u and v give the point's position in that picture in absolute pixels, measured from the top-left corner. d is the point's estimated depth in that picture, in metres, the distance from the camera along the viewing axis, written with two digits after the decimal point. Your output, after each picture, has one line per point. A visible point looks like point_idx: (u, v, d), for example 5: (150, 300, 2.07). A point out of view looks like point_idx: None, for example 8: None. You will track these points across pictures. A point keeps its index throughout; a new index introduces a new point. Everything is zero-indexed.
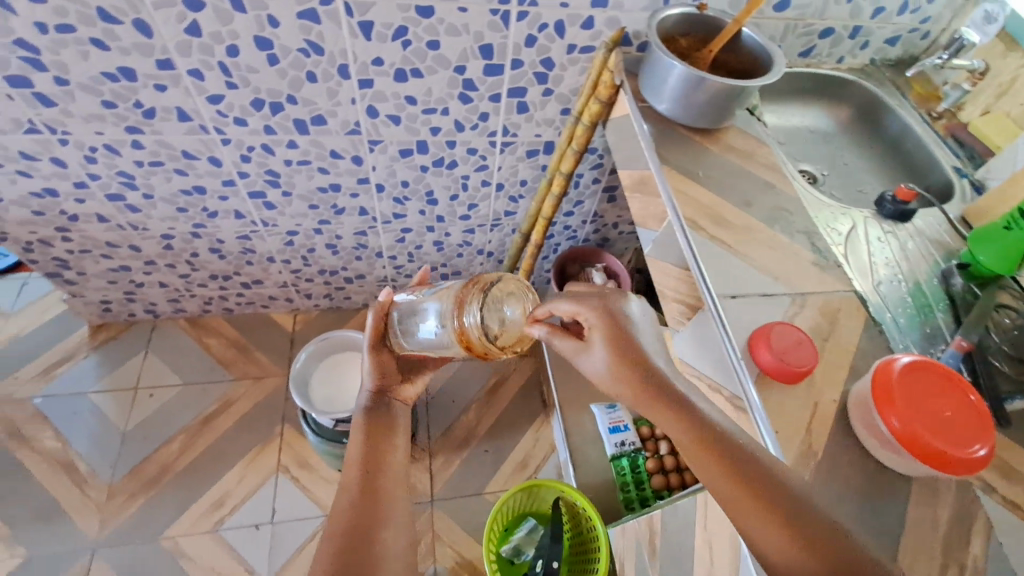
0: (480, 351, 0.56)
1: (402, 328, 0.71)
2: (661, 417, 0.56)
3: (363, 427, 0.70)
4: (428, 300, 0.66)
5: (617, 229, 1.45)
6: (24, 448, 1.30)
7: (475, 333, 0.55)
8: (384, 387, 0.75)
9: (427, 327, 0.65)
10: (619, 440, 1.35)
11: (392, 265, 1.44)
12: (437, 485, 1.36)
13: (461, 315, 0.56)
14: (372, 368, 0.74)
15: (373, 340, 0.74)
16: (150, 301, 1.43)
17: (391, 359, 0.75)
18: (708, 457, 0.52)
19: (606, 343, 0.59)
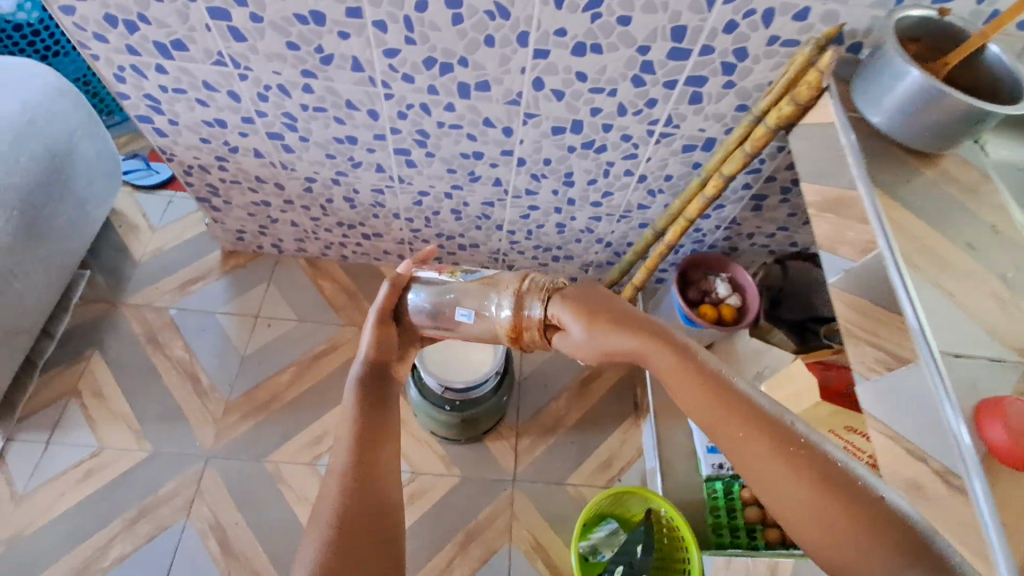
0: (525, 337, 0.72)
1: (420, 307, 0.82)
2: (680, 386, 0.59)
3: (351, 411, 0.66)
4: (465, 290, 0.79)
5: (752, 240, 1.34)
6: (158, 353, 1.43)
7: (530, 326, 0.71)
8: (384, 364, 0.75)
9: (466, 312, 0.78)
10: (716, 462, 1.29)
11: (508, 239, 1.42)
12: (521, 467, 1.38)
13: (523, 310, 0.71)
14: (371, 344, 0.77)
15: (380, 316, 0.80)
16: (279, 237, 1.51)
17: (392, 336, 0.79)
18: (742, 428, 0.55)
19: (582, 323, 0.66)
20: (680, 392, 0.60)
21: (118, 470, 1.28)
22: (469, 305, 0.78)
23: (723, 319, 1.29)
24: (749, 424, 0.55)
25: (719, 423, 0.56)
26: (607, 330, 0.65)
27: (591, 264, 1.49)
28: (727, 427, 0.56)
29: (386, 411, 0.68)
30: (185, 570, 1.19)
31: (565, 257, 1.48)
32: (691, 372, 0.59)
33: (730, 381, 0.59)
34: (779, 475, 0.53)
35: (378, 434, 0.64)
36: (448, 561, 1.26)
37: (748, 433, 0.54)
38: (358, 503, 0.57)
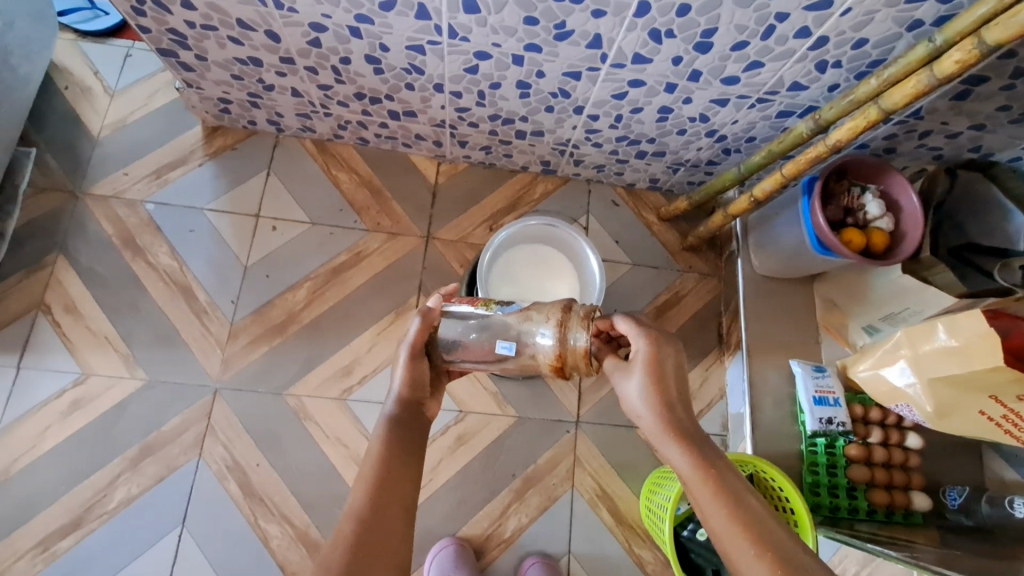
0: (567, 363, 0.68)
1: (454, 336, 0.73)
2: (693, 485, 0.62)
3: (384, 431, 0.67)
4: (500, 319, 0.72)
5: (922, 140, 1.02)
6: (139, 260, 1.14)
7: (576, 357, 0.68)
8: (417, 400, 0.72)
9: (505, 344, 0.71)
10: (824, 415, 1.08)
11: (584, 126, 1.06)
12: (584, 407, 1.16)
13: (567, 337, 0.68)
14: (405, 378, 0.72)
15: (413, 350, 0.72)
16: (277, 110, 1.14)
17: (426, 369, 0.73)
18: (746, 541, 0.57)
19: (652, 356, 0.68)
20: (692, 490, 0.62)
21: (110, 401, 1.07)
22: (509, 335, 0.71)
23: (870, 247, 0.99)
24: (747, 530, 0.58)
25: (724, 530, 0.59)
26: (649, 404, 0.66)
27: (685, 163, 1.14)
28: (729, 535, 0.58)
29: (413, 441, 0.68)
30: (202, 515, 1.03)
31: (654, 153, 1.13)
32: (710, 475, 0.62)
33: (725, 468, 0.63)
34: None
35: (407, 459, 0.66)
36: (502, 508, 1.10)
37: (750, 547, 0.57)
38: (375, 521, 0.59)
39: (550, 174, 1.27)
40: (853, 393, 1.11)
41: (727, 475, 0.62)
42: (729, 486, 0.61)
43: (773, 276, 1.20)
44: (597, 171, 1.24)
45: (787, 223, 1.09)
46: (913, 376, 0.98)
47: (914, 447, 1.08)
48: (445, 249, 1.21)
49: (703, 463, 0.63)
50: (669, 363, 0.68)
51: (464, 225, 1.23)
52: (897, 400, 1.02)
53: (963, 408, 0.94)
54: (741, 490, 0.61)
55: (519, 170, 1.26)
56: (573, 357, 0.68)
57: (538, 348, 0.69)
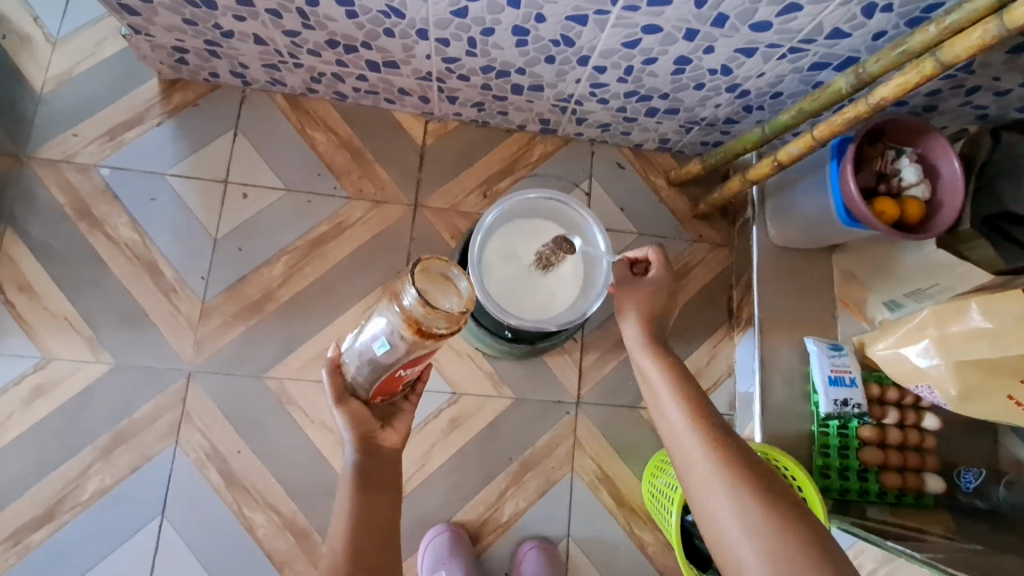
0: (428, 331, 0.55)
1: (359, 370, 0.63)
2: (671, 409, 0.71)
3: (348, 480, 0.64)
4: (371, 323, 0.62)
5: (968, 97, 0.91)
6: (96, 232, 1.03)
7: (419, 309, 0.54)
8: (371, 435, 0.67)
9: (380, 342, 0.60)
10: (840, 397, 1.01)
11: (590, 79, 0.94)
12: (586, 386, 1.09)
13: (401, 303, 0.55)
14: (347, 421, 0.65)
15: (336, 393, 0.65)
16: (240, 61, 1.00)
17: (361, 405, 0.66)
18: (734, 492, 0.61)
19: (638, 311, 0.80)
20: (669, 415, 0.71)
21: (75, 387, 0.99)
22: (378, 332, 0.61)
23: (903, 219, 0.90)
24: (700, 421, 0.68)
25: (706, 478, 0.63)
26: (643, 333, 0.78)
27: (700, 121, 1.03)
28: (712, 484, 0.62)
29: (379, 477, 0.66)
30: (182, 505, 0.98)
31: (666, 110, 1.01)
32: (706, 428, 0.67)
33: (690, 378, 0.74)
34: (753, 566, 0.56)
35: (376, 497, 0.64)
36: (499, 494, 1.04)
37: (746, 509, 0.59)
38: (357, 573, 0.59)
39: (549, 134, 1.15)
40: (871, 372, 1.05)
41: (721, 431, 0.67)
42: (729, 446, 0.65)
43: (789, 247, 1.11)
44: (601, 131, 1.12)
45: (810, 189, 1.00)
46: (938, 357, 0.91)
47: (930, 428, 1.03)
48: (435, 218, 1.10)
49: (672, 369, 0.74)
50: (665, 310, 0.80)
51: (455, 191, 1.12)
52: (917, 380, 0.95)
53: (989, 392, 0.87)
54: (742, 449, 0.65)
55: (515, 129, 1.14)
56: (422, 326, 0.54)
57: (396, 328, 0.57)
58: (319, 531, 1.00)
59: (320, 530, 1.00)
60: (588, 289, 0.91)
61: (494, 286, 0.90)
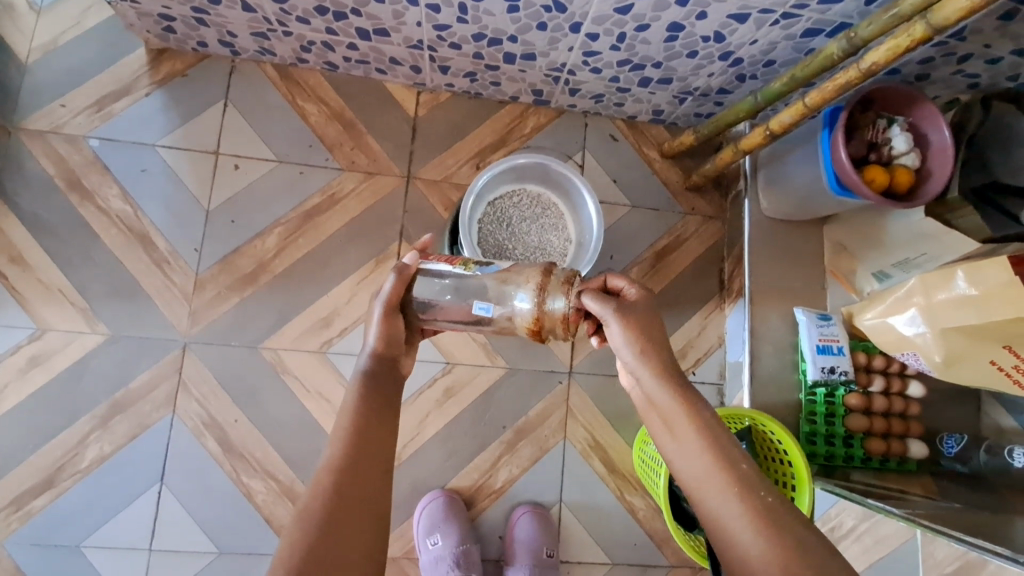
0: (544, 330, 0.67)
1: (438, 301, 0.73)
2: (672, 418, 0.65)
3: (356, 393, 0.65)
4: (485, 281, 0.71)
5: (960, 66, 0.91)
6: (87, 203, 1.03)
7: (554, 322, 0.66)
8: (390, 357, 0.70)
9: (484, 306, 0.70)
10: (827, 365, 1.03)
11: (582, 47, 0.93)
12: (578, 356, 1.10)
13: (546, 302, 0.65)
14: (380, 335, 0.70)
15: (389, 306, 0.70)
16: (228, 29, 0.99)
17: (401, 326, 0.71)
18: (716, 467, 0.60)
19: (629, 328, 0.66)
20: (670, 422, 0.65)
21: (71, 358, 1.00)
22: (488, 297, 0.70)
23: (891, 188, 0.91)
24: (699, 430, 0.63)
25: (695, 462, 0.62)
26: (640, 350, 0.66)
27: (693, 91, 1.03)
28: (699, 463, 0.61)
29: (385, 402, 0.66)
30: (180, 472, 0.99)
31: (659, 80, 1.01)
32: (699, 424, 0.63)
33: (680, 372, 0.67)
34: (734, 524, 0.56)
35: (378, 413, 0.64)
36: (493, 461, 1.06)
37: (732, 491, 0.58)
38: (351, 483, 0.57)
39: (542, 106, 1.15)
40: (860, 341, 1.07)
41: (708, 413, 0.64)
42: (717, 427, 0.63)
43: (782, 219, 1.12)
44: (594, 102, 1.12)
45: (801, 160, 1.00)
46: (924, 325, 0.92)
47: (915, 395, 1.05)
48: (428, 190, 1.10)
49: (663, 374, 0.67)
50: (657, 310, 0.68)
51: (448, 163, 1.12)
52: (902, 348, 0.97)
53: (972, 358, 0.89)
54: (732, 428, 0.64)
55: (508, 101, 1.14)
56: (548, 328, 0.66)
57: (515, 312, 0.67)
58: None
59: None
60: (582, 249, 0.94)
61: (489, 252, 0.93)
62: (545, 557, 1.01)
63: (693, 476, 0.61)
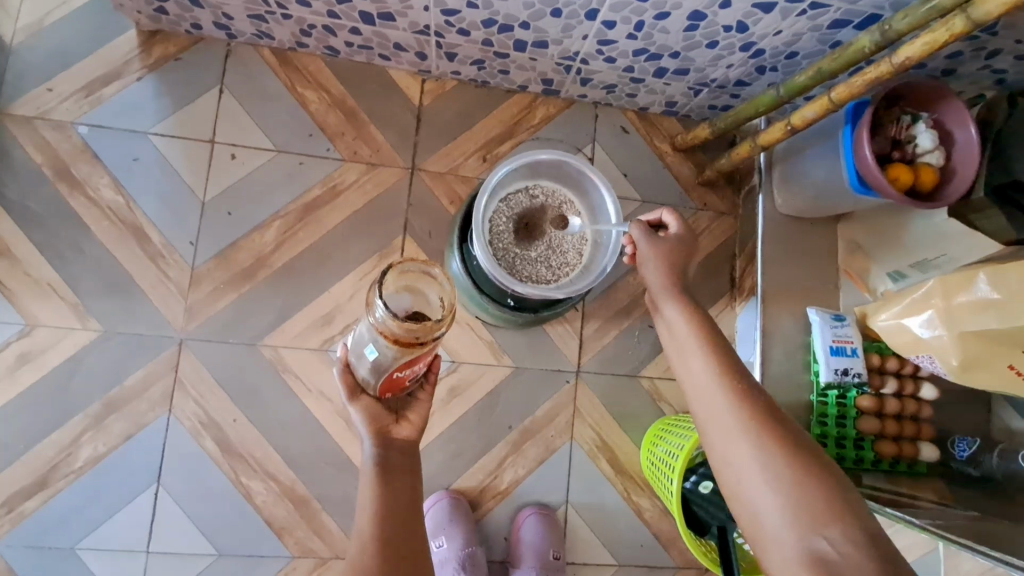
0: (408, 340, 0.54)
1: (362, 373, 0.64)
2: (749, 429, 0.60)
3: (369, 469, 0.62)
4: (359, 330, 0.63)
5: (988, 61, 0.88)
6: (77, 193, 0.98)
7: (390, 326, 0.53)
8: (383, 431, 0.65)
9: (366, 349, 0.60)
10: (840, 366, 1.01)
11: (597, 35, 0.89)
12: (586, 355, 1.08)
13: (375, 317, 0.54)
14: (363, 414, 0.65)
15: (348, 390, 0.66)
16: (224, 11, 0.94)
17: (370, 400, 0.66)
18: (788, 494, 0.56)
19: (662, 262, 0.74)
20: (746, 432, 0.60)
21: (62, 354, 0.96)
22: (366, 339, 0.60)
23: (915, 187, 0.88)
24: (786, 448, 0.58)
25: (750, 477, 0.58)
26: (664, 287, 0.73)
27: (710, 83, 0.99)
28: (755, 484, 0.58)
29: (398, 467, 0.63)
30: (178, 473, 0.96)
31: (675, 70, 0.97)
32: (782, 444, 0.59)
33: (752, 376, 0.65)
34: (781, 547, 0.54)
35: (398, 478, 0.62)
36: (498, 462, 1.04)
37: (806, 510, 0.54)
38: (388, 549, 0.55)
39: (551, 96, 1.11)
40: (874, 342, 1.04)
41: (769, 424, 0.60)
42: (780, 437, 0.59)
43: (797, 216, 1.09)
44: (606, 93, 1.08)
45: (820, 156, 0.97)
46: (940, 328, 0.90)
47: (928, 397, 1.03)
48: (432, 182, 1.06)
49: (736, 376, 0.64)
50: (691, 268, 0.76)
51: (453, 154, 1.08)
52: (917, 351, 0.95)
53: (990, 362, 0.87)
54: (808, 442, 0.60)
55: (515, 90, 1.10)
56: (401, 336, 0.53)
57: (378, 339, 0.57)
58: (318, 498, 0.99)
59: (318, 497, 0.99)
60: (599, 249, 0.91)
61: (498, 247, 0.89)
62: (552, 560, 1.00)
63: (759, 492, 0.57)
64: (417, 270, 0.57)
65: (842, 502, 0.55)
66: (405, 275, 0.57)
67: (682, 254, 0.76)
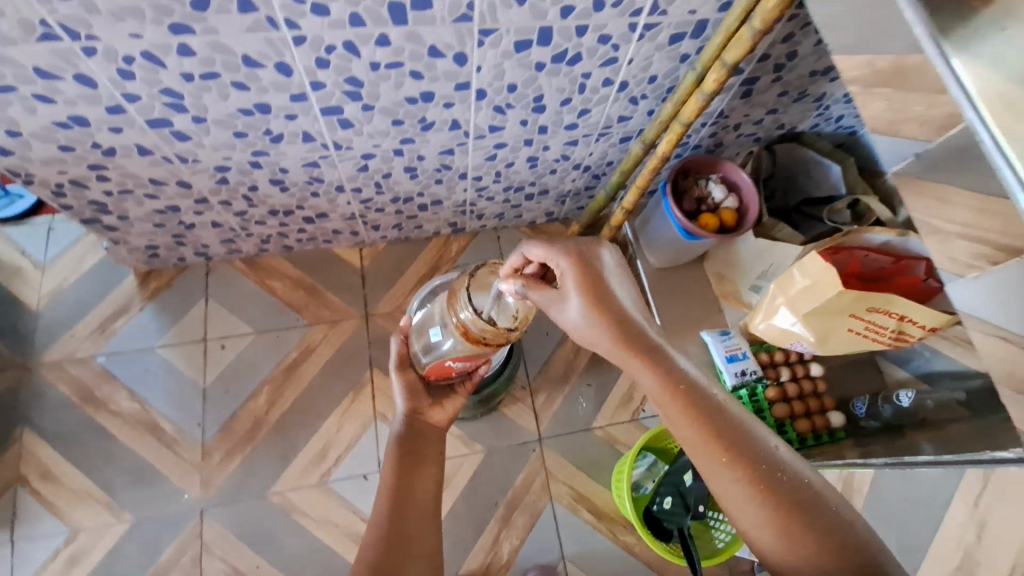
0: (475, 336, 0.75)
1: (421, 350, 0.90)
2: (723, 459, 0.66)
3: (390, 446, 0.84)
4: (433, 314, 0.87)
5: (738, 131, 1.22)
6: (102, 411, 1.20)
7: (470, 325, 0.74)
8: (416, 408, 0.89)
9: (436, 330, 0.85)
10: (738, 369, 1.25)
11: (474, 186, 1.24)
12: (543, 423, 1.28)
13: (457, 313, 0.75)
14: (404, 395, 0.90)
15: (399, 363, 0.92)
16: (202, 242, 1.26)
17: (416, 381, 0.91)
18: (765, 515, 0.64)
19: (590, 308, 0.72)
20: (721, 466, 0.66)
21: (103, 551, 1.11)
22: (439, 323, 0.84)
23: (724, 225, 1.21)
24: (761, 480, 0.65)
25: (736, 502, 0.66)
26: (604, 337, 0.72)
27: (568, 193, 1.34)
28: (741, 506, 0.66)
29: (413, 448, 0.84)
30: None
31: (539, 192, 1.32)
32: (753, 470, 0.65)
33: (716, 409, 0.69)
34: (768, 539, 0.64)
35: (407, 472, 0.80)
36: (493, 538, 1.18)
37: (770, 515, 0.64)
38: (391, 532, 0.74)
39: (460, 233, 1.44)
40: (758, 343, 1.30)
41: (752, 447, 0.67)
42: (743, 446, 0.67)
43: (667, 266, 1.39)
44: (499, 219, 1.42)
45: (660, 221, 1.30)
46: (793, 317, 1.15)
47: (818, 374, 1.26)
48: (384, 322, 1.34)
49: (700, 414, 0.68)
50: (602, 281, 0.73)
51: (395, 297, 1.36)
52: (789, 339, 1.19)
53: (835, 330, 1.14)
54: (769, 458, 0.66)
55: (432, 236, 1.43)
56: (472, 331, 0.74)
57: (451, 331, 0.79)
58: None
59: None
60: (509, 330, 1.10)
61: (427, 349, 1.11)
62: None
63: (748, 519, 0.65)
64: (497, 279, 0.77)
65: (802, 506, 0.64)
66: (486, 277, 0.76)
67: (600, 288, 0.73)
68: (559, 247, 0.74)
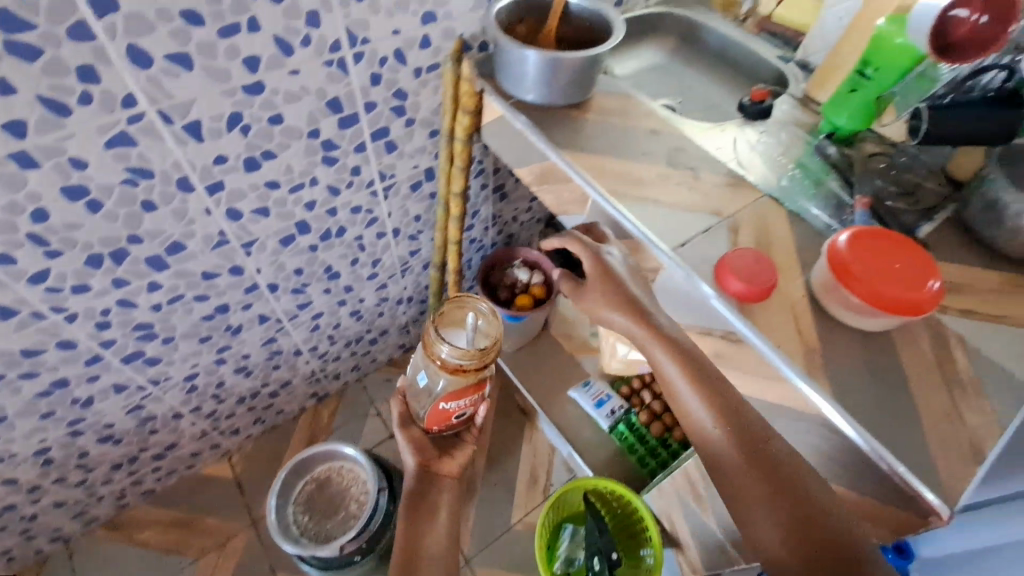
0: (461, 370, 0.66)
1: (416, 403, 0.77)
2: (726, 450, 0.61)
3: (404, 504, 0.78)
4: (411, 365, 0.75)
5: (520, 221, 1.44)
6: None
7: (455, 357, 0.64)
8: (427, 462, 0.79)
9: (419, 374, 0.73)
10: (608, 410, 1.35)
11: (314, 356, 1.30)
12: (466, 543, 1.28)
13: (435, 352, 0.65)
14: (412, 448, 0.79)
15: (401, 419, 0.80)
16: (48, 530, 1.16)
17: (421, 434, 0.80)
18: (775, 513, 0.57)
19: (625, 312, 0.70)
20: (724, 459, 0.61)
21: None
22: (421, 367, 0.73)
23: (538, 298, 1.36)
24: (765, 475, 0.59)
25: (744, 501, 0.59)
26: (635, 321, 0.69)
27: (407, 323, 1.45)
28: (752, 508, 0.58)
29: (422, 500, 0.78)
30: None
31: (380, 334, 1.41)
32: (761, 463, 0.59)
33: (727, 390, 0.64)
34: (779, 542, 0.55)
35: (417, 517, 0.77)
36: None
37: (774, 513, 0.57)
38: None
39: (326, 399, 1.47)
40: (616, 380, 1.41)
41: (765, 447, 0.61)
42: (748, 443, 0.61)
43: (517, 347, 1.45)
44: (357, 371, 1.47)
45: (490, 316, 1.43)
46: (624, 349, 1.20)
47: None
48: None
49: (721, 407, 0.63)
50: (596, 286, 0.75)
51: None
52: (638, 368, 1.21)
53: None
54: (784, 457, 0.60)
55: (298, 413, 1.44)
56: (453, 366, 0.65)
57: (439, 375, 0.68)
58: None
59: None
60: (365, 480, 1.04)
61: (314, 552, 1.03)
62: None
63: (762, 541, 0.57)
64: (477, 311, 0.68)
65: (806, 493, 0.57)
66: (456, 308, 0.69)
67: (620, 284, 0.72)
68: (583, 247, 0.76)
